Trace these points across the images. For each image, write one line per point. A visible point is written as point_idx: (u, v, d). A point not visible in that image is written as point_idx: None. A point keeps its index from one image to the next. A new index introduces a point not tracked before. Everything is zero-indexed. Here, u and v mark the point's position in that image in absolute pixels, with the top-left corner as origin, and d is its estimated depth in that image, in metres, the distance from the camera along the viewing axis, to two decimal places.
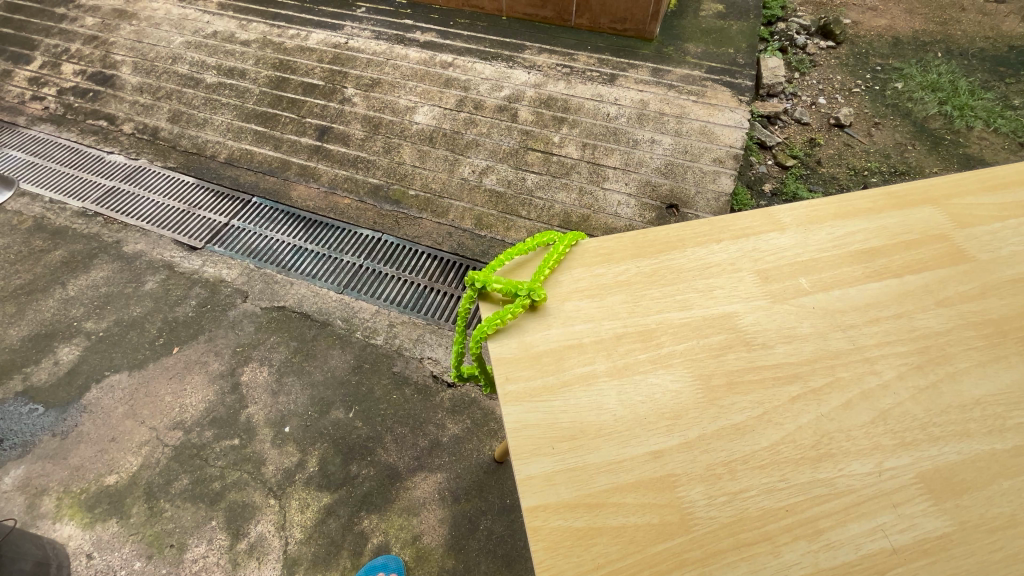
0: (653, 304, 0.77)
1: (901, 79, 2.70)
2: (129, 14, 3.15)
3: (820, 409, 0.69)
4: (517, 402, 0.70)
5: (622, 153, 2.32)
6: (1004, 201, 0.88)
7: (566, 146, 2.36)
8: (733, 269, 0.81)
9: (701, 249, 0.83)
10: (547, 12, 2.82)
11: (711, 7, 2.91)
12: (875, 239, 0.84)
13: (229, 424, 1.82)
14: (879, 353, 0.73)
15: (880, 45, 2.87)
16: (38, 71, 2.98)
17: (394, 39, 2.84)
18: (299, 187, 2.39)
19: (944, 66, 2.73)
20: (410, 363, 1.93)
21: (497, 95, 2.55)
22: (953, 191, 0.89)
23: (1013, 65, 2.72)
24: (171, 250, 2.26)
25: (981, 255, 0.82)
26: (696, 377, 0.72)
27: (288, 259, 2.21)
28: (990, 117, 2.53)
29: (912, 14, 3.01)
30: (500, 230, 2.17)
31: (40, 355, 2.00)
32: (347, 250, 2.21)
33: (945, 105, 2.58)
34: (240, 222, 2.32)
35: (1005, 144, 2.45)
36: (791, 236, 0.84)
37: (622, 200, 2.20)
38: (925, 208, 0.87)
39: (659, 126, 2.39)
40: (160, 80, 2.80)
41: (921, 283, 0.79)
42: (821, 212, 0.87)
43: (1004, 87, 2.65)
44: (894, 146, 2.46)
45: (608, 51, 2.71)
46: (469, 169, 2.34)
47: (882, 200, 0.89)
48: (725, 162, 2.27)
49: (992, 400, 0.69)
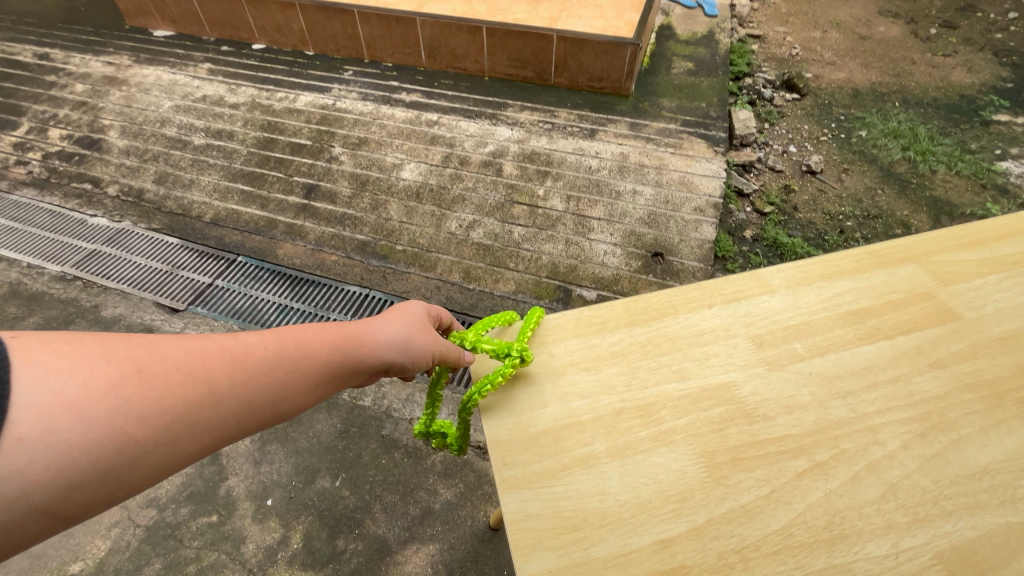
0: (649, 376, 0.77)
1: (864, 127, 2.87)
2: (119, 80, 3.23)
3: (829, 485, 0.67)
4: (517, 489, 0.68)
5: (605, 204, 2.37)
6: (983, 257, 0.91)
7: (551, 199, 2.41)
8: (728, 336, 0.80)
9: (694, 314, 0.83)
10: (528, 71, 2.95)
11: (682, 65, 3.10)
12: (865, 299, 0.85)
13: (207, 499, 1.71)
14: (881, 421, 0.72)
15: (841, 96, 3.07)
16: (24, 136, 2.99)
17: (381, 100, 2.94)
18: (286, 245, 2.38)
19: (903, 115, 2.93)
20: (400, 425, 1.85)
21: (482, 151, 2.63)
22: (932, 248, 0.92)
23: (966, 113, 2.94)
24: (152, 313, 2.21)
25: (967, 312, 0.83)
26: (700, 455, 0.69)
27: (273, 319, 2.16)
28: (952, 161, 2.68)
29: (868, 68, 3.26)
30: (489, 283, 2.17)
31: None
32: (335, 307, 2.16)
33: (908, 151, 2.73)
34: (225, 282, 2.29)
35: (968, 186, 2.58)
36: (782, 299, 0.85)
37: (609, 250, 2.22)
38: (907, 266, 0.89)
39: (640, 178, 2.47)
40: (148, 143, 2.85)
41: (913, 344, 0.79)
42: (809, 273, 0.89)
43: (959, 133, 2.83)
44: (865, 191, 2.56)
45: (588, 107, 2.84)
46: (456, 223, 2.36)
47: (866, 258, 0.91)
48: (706, 211, 2.34)
49: (1000, 467, 0.68)
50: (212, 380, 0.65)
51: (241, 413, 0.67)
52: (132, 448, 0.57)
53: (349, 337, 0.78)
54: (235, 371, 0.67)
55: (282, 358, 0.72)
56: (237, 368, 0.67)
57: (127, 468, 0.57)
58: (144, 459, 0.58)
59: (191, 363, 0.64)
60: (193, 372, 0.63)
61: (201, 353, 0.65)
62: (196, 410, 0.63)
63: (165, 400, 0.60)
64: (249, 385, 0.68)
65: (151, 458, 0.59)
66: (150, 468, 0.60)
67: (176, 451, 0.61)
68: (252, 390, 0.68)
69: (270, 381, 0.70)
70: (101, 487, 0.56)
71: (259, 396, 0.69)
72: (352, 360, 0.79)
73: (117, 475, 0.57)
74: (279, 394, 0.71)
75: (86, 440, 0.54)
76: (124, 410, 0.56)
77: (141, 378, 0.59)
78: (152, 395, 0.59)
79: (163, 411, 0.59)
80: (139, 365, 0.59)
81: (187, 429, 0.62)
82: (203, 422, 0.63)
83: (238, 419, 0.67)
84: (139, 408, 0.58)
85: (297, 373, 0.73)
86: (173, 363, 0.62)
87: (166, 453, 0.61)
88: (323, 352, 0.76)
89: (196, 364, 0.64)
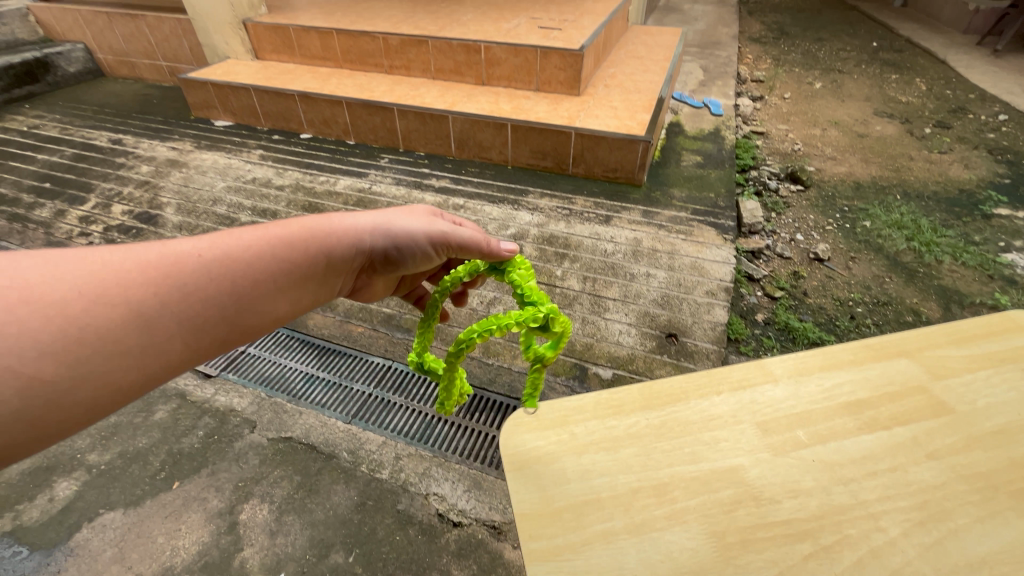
0: (664, 457, 0.84)
1: (868, 218, 3.03)
2: (181, 163, 3.61)
3: (835, 569, 0.71)
4: (541, 561, 0.73)
5: (620, 286, 2.50)
6: (972, 353, 0.98)
7: (568, 279, 2.55)
8: (735, 421, 0.88)
9: (703, 400, 0.91)
10: (548, 162, 3.24)
11: (691, 159, 3.37)
12: (861, 390, 0.92)
13: (220, 571, 1.67)
14: (882, 508, 0.77)
15: (844, 189, 3.27)
16: (89, 209, 3.28)
17: (413, 185, 3.23)
18: (316, 315, 2.51)
19: (904, 207, 3.09)
20: (416, 500, 1.83)
21: (504, 233, 2.83)
22: (923, 344, 1.00)
23: (966, 207, 3.10)
24: (186, 378, 2.26)
25: (959, 406, 0.89)
26: (710, 534, 0.75)
27: (299, 388, 2.21)
28: (956, 252, 2.78)
29: (867, 164, 3.50)
30: (507, 358, 2.25)
31: (37, 490, 1.88)
32: (359, 378, 2.23)
33: (912, 241, 2.85)
34: (257, 349, 2.39)
35: (975, 276, 2.65)
36: (784, 388, 0.93)
37: (624, 329, 2.31)
38: (901, 360, 0.97)
39: (653, 262, 2.62)
40: (199, 219, 3.13)
41: (910, 435, 0.85)
42: (809, 363, 0.97)
43: (962, 226, 2.97)
44: (873, 278, 2.65)
45: (603, 195, 3.07)
46: (477, 300, 2.50)
47: (862, 351, 0.99)
48: (717, 294, 2.44)
49: (998, 558, 0.72)
50: (133, 303, 0.78)
51: (177, 322, 0.83)
52: (43, 385, 0.69)
53: (292, 235, 1.00)
54: (155, 291, 0.81)
55: (207, 269, 0.87)
56: (153, 287, 0.81)
57: (67, 397, 0.72)
58: (77, 388, 0.72)
59: (103, 284, 0.77)
60: (107, 295, 0.76)
61: (113, 275, 0.78)
62: (116, 331, 0.76)
63: (80, 324, 0.73)
64: (173, 304, 0.82)
65: (80, 382, 0.73)
66: (87, 390, 0.74)
67: (110, 375, 0.76)
68: (179, 303, 0.83)
69: (197, 290, 0.85)
70: (28, 429, 0.70)
71: (191, 308, 0.84)
72: (296, 254, 1.00)
73: (52, 403, 0.71)
74: (209, 303, 0.86)
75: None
76: (25, 340, 0.68)
77: (44, 310, 0.71)
78: (61, 321, 0.72)
79: (70, 337, 0.72)
80: (39, 298, 0.71)
81: (115, 356, 0.76)
82: (132, 341, 0.78)
83: (175, 328, 0.82)
84: (45, 341, 0.70)
85: (219, 279, 0.88)
86: (86, 299, 0.74)
87: (99, 372, 0.75)
88: (260, 255, 0.95)
89: (108, 285, 0.77)
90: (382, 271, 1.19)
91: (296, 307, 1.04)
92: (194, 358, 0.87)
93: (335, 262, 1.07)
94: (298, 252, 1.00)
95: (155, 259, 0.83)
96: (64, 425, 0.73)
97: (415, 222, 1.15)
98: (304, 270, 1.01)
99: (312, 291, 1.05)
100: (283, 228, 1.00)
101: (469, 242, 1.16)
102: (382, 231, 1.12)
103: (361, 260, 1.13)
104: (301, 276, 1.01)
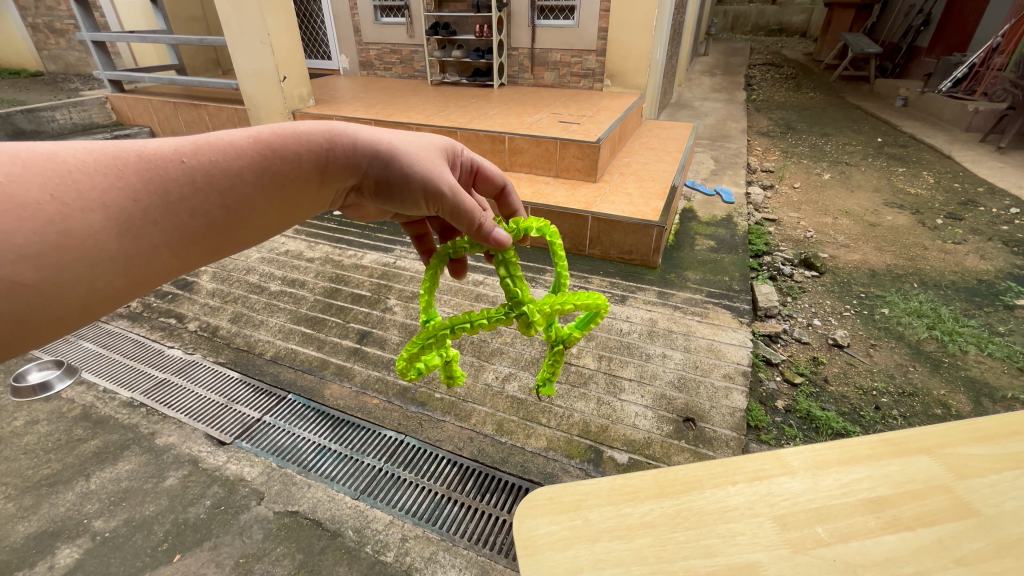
0: (679, 549, 0.83)
1: (886, 305, 3.04)
2: None
3: None
4: None
5: (636, 366, 2.51)
6: (995, 452, 0.97)
7: (584, 357, 2.58)
8: (752, 514, 0.87)
9: (719, 490, 0.91)
10: (565, 242, 3.39)
11: (704, 243, 3.49)
12: (882, 486, 0.91)
13: None
14: None
15: (859, 275, 3.32)
16: None
17: None
18: (333, 385, 2.55)
19: (923, 295, 3.10)
20: None
21: None
22: (943, 440, 1.00)
23: (987, 297, 3.09)
24: (201, 445, 2.27)
25: (986, 508, 0.87)
26: None
27: (311, 459, 2.20)
28: (981, 342, 2.74)
29: (881, 252, 3.57)
30: (520, 436, 2.22)
31: (38, 557, 1.83)
32: (370, 452, 2.21)
33: (934, 330, 2.83)
34: (272, 418, 2.40)
35: (1004, 367, 2.59)
36: (802, 481, 0.93)
37: (640, 411, 2.27)
38: (921, 457, 0.96)
39: (669, 342, 2.64)
40: (231, 287, 3.31)
41: (935, 537, 0.83)
42: (826, 457, 0.97)
43: (985, 316, 2.94)
44: (896, 367, 2.61)
45: (618, 275, 3.17)
46: (493, 375, 2.53)
47: (881, 446, 0.99)
48: (735, 378, 2.42)
49: None
50: (115, 208, 0.81)
51: (159, 232, 0.87)
52: (27, 287, 0.73)
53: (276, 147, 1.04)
54: (136, 197, 0.84)
55: (190, 179, 0.91)
56: (135, 193, 0.83)
57: (54, 295, 0.76)
58: (62, 287, 0.76)
59: (82, 186, 0.78)
60: (87, 197, 0.78)
61: (90, 178, 0.80)
62: (98, 236, 0.79)
63: (61, 229, 0.75)
64: (155, 211, 0.86)
65: (65, 282, 0.77)
66: (72, 289, 0.78)
67: (96, 274, 0.80)
68: (161, 211, 0.87)
69: (182, 200, 0.90)
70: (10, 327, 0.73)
71: (176, 215, 0.89)
72: (280, 166, 1.05)
73: (36, 303, 0.74)
74: (191, 209, 0.91)
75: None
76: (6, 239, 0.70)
77: (21, 212, 0.71)
78: (40, 221, 0.73)
79: (49, 241, 0.73)
80: (12, 197, 0.71)
81: (99, 258, 0.80)
82: (117, 243, 0.81)
83: (160, 236, 0.87)
84: (21, 244, 0.71)
85: (201, 189, 0.92)
86: (67, 201, 0.76)
87: (81, 276, 0.78)
88: (243, 167, 0.99)
89: (88, 189, 0.79)
90: (367, 190, 1.25)
91: (277, 218, 1.10)
92: (176, 263, 0.93)
93: (323, 179, 1.14)
94: (288, 167, 1.06)
95: (134, 161, 0.84)
96: (51, 320, 0.78)
97: (414, 161, 1.21)
98: (292, 184, 1.08)
99: (294, 207, 1.12)
100: (273, 139, 1.04)
101: (463, 210, 1.23)
102: (382, 159, 1.20)
103: (351, 176, 1.20)
104: (283, 188, 1.07)
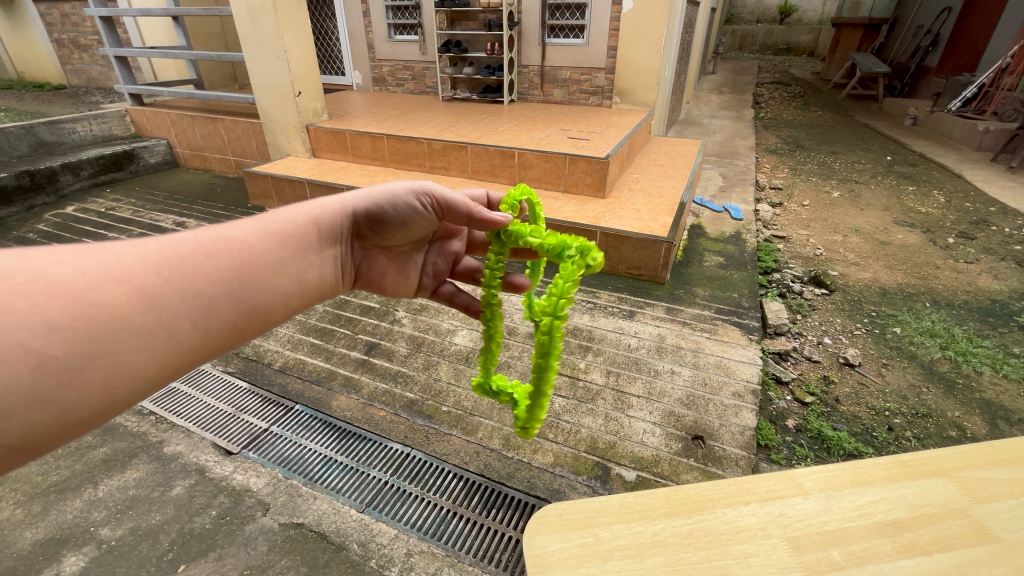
0: (692, 569, 0.82)
1: (898, 324, 3.01)
2: None
3: None
4: None
5: (644, 382, 2.49)
6: (1014, 477, 0.95)
7: (592, 372, 2.57)
8: (765, 535, 0.86)
9: (731, 510, 0.91)
10: None
11: (713, 260, 3.49)
12: (897, 509, 0.90)
13: None
14: None
15: (870, 294, 3.30)
16: None
17: None
18: (341, 396, 2.55)
19: (935, 315, 3.07)
20: None
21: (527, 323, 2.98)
22: (959, 464, 0.98)
23: (1000, 317, 3.05)
24: (208, 454, 2.28)
25: (1005, 533, 0.85)
26: None
27: (317, 471, 2.20)
28: (995, 363, 2.70)
29: (892, 270, 3.55)
30: (527, 451, 2.21)
31: (43, 564, 1.83)
32: (376, 464, 2.21)
33: (947, 350, 2.80)
34: (280, 428, 2.40)
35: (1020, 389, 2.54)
36: (815, 502, 0.92)
37: (648, 428, 2.25)
38: (937, 480, 0.95)
39: (677, 359, 2.63)
40: None
41: (953, 563, 0.81)
42: (840, 478, 0.96)
43: (999, 336, 2.90)
44: (909, 387, 2.57)
45: (626, 290, 3.17)
46: None
47: (896, 469, 0.98)
48: (745, 396, 2.39)
49: None
50: (138, 279, 0.82)
51: (184, 299, 0.87)
52: (58, 361, 0.72)
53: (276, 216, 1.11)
54: (159, 270, 0.85)
55: (204, 250, 0.93)
56: (156, 268, 0.85)
57: (84, 371, 0.75)
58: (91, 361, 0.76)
59: (107, 267, 0.81)
60: (111, 275, 0.80)
61: (114, 259, 0.82)
62: (122, 310, 0.79)
63: (85, 304, 0.76)
64: (177, 279, 0.87)
65: (95, 356, 0.76)
66: (103, 363, 0.77)
67: (125, 344, 0.79)
68: (182, 279, 0.87)
69: (199, 266, 0.90)
70: (40, 410, 0.72)
71: (197, 279, 0.89)
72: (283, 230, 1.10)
73: (66, 379, 0.73)
74: (211, 272, 0.92)
75: (6, 357, 0.68)
76: (33, 318, 0.71)
77: (47, 289, 0.73)
78: (66, 299, 0.74)
79: (76, 313, 0.74)
80: (39, 280, 0.73)
81: (128, 328, 0.79)
82: (143, 313, 0.81)
83: (184, 304, 0.87)
84: (50, 318, 0.72)
85: (216, 255, 0.94)
86: (93, 279, 0.78)
87: (110, 348, 0.77)
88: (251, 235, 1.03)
89: (112, 267, 0.81)
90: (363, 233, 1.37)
91: (302, 278, 1.09)
92: (208, 337, 0.91)
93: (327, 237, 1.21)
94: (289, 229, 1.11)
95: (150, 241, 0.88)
96: (86, 402, 0.76)
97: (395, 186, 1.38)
98: (299, 243, 1.11)
99: (311, 266, 1.12)
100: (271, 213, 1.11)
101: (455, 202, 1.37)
102: (365, 198, 1.34)
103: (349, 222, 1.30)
104: (294, 250, 1.10)
